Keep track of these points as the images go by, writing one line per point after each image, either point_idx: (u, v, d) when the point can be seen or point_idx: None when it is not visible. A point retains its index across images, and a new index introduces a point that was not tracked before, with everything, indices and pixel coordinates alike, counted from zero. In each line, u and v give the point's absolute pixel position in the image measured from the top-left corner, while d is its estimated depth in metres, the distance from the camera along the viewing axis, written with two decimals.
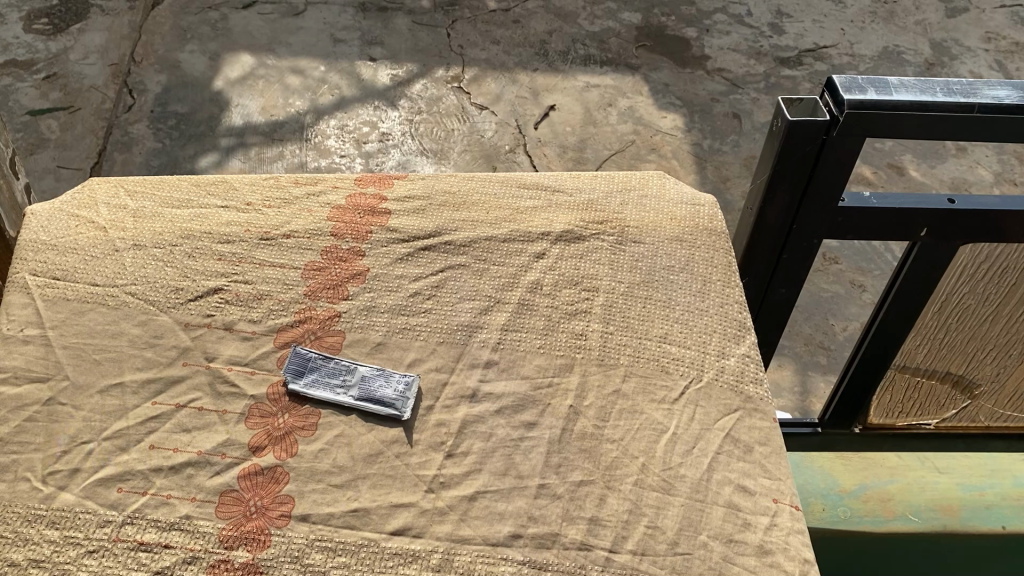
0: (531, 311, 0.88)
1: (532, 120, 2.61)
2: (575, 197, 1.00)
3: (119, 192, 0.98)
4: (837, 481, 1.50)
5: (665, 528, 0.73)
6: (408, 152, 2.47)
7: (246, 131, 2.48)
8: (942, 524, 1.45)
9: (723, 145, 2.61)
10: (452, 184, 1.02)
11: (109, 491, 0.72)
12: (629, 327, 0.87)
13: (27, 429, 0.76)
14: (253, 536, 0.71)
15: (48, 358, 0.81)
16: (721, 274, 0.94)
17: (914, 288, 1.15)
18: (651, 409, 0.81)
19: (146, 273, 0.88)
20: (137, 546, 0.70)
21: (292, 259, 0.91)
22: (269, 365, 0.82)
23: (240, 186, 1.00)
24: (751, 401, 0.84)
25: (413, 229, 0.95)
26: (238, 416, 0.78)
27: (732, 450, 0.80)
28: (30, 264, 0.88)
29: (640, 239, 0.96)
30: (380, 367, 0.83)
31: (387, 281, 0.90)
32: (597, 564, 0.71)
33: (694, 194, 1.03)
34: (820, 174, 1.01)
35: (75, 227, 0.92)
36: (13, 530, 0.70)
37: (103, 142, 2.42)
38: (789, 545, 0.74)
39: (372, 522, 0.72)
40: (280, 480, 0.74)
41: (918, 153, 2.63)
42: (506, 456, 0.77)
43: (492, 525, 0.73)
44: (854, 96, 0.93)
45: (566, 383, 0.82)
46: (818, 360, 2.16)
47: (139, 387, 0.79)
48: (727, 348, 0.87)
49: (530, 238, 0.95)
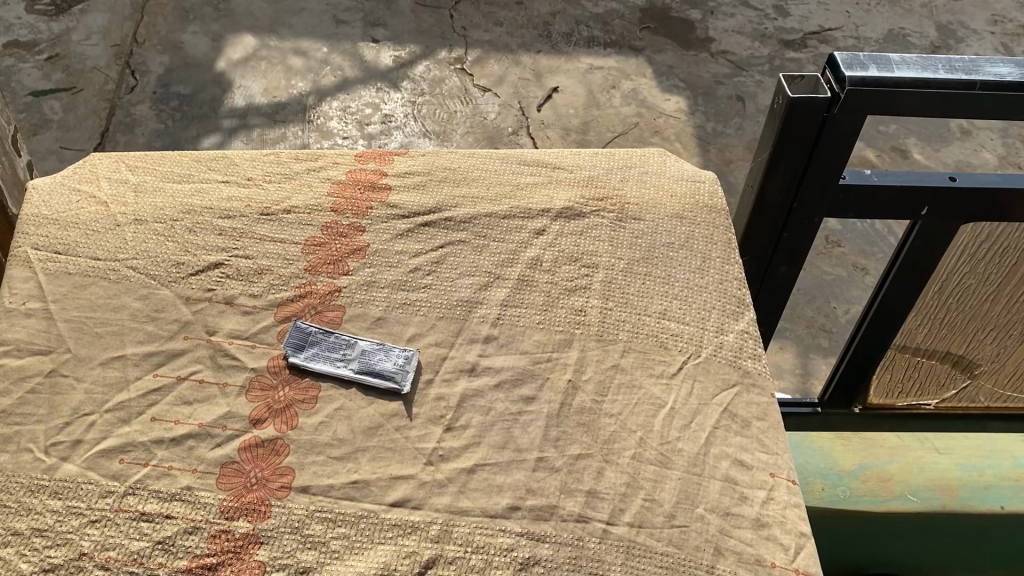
0: (530, 287, 0.88)
1: (535, 102, 2.60)
2: (576, 173, 1.00)
3: (120, 167, 0.98)
4: (837, 461, 1.49)
5: (662, 501, 0.74)
6: (410, 134, 2.47)
7: (248, 112, 2.48)
8: (942, 504, 1.45)
9: (726, 128, 2.60)
10: (453, 160, 1.02)
11: (110, 462, 0.73)
12: (628, 304, 0.87)
13: (30, 401, 0.77)
14: (253, 507, 0.72)
15: (50, 331, 0.81)
16: (721, 251, 0.94)
17: (916, 269, 1.16)
18: (649, 384, 0.82)
19: (146, 247, 0.88)
20: (139, 515, 0.71)
21: (292, 234, 0.91)
22: (269, 339, 0.82)
23: (241, 162, 1.00)
24: (750, 376, 0.84)
25: (414, 205, 0.95)
26: (239, 388, 0.79)
27: (730, 424, 0.81)
28: (31, 238, 0.88)
29: (640, 216, 0.96)
30: (380, 341, 0.83)
31: (387, 257, 0.90)
32: (594, 536, 0.72)
33: (694, 171, 1.03)
34: (821, 152, 1.01)
35: (76, 202, 0.92)
36: (16, 500, 0.71)
37: (106, 123, 2.42)
38: (786, 518, 0.76)
39: (372, 494, 0.73)
40: (281, 452, 0.75)
41: (923, 136, 2.62)
42: (504, 429, 0.78)
43: (491, 497, 0.73)
44: (855, 73, 0.93)
45: (565, 358, 0.83)
46: (820, 343, 2.16)
47: (140, 359, 0.80)
48: (726, 325, 0.88)
49: (530, 215, 0.95)
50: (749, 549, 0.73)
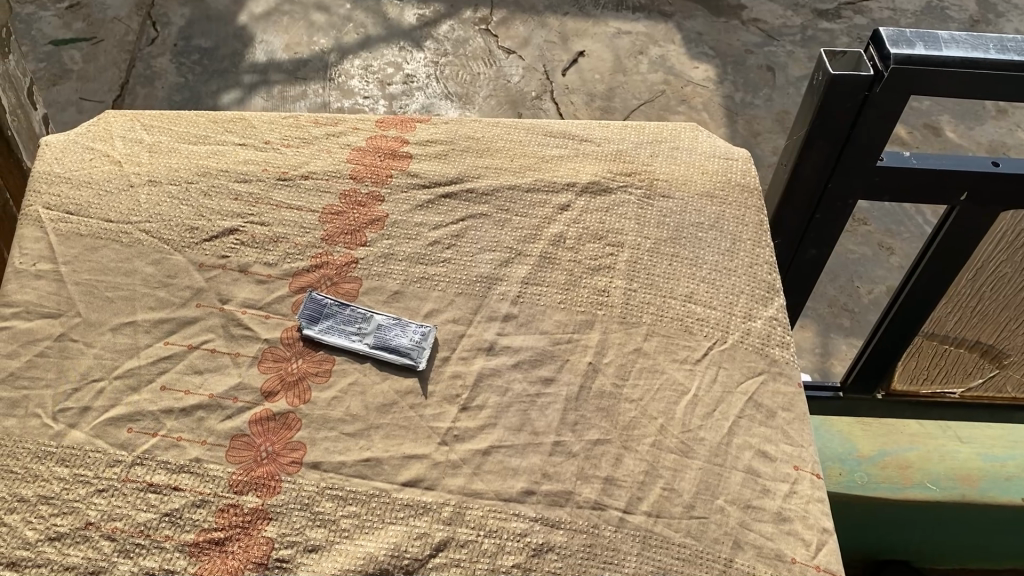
0: (553, 265, 0.85)
1: (560, 66, 2.55)
2: (604, 147, 0.97)
3: (135, 126, 0.96)
4: (856, 446, 1.45)
5: (681, 491, 0.72)
6: (432, 95, 2.42)
7: (269, 68, 2.44)
8: (961, 494, 1.41)
9: (755, 99, 2.54)
10: (476, 129, 0.98)
11: (119, 431, 0.72)
12: (653, 285, 0.84)
13: (39, 364, 0.75)
14: (263, 482, 0.70)
15: (60, 293, 0.79)
16: (752, 233, 0.90)
17: (951, 255, 1.12)
18: (672, 368, 0.79)
19: (160, 211, 0.86)
20: (146, 486, 0.70)
21: (309, 201, 0.89)
22: (283, 310, 0.80)
23: (259, 124, 0.97)
24: (778, 365, 0.81)
25: (435, 174, 0.92)
26: (252, 359, 0.77)
27: (754, 414, 0.78)
28: (42, 197, 0.86)
29: (669, 193, 0.92)
30: (396, 316, 0.81)
31: (406, 228, 0.87)
32: (611, 524, 0.70)
33: (727, 147, 0.99)
34: (860, 133, 0.97)
35: (90, 160, 0.90)
36: (23, 466, 0.70)
37: (126, 75, 2.39)
38: (808, 513, 0.74)
39: (384, 472, 0.71)
40: (292, 427, 0.74)
41: (956, 114, 2.55)
42: (521, 411, 0.76)
43: (506, 480, 0.72)
44: (901, 51, 0.88)
45: (586, 339, 0.80)
46: (841, 323, 2.13)
47: (151, 326, 0.78)
48: (754, 310, 0.84)
49: (554, 189, 0.91)
50: (769, 544, 0.71)
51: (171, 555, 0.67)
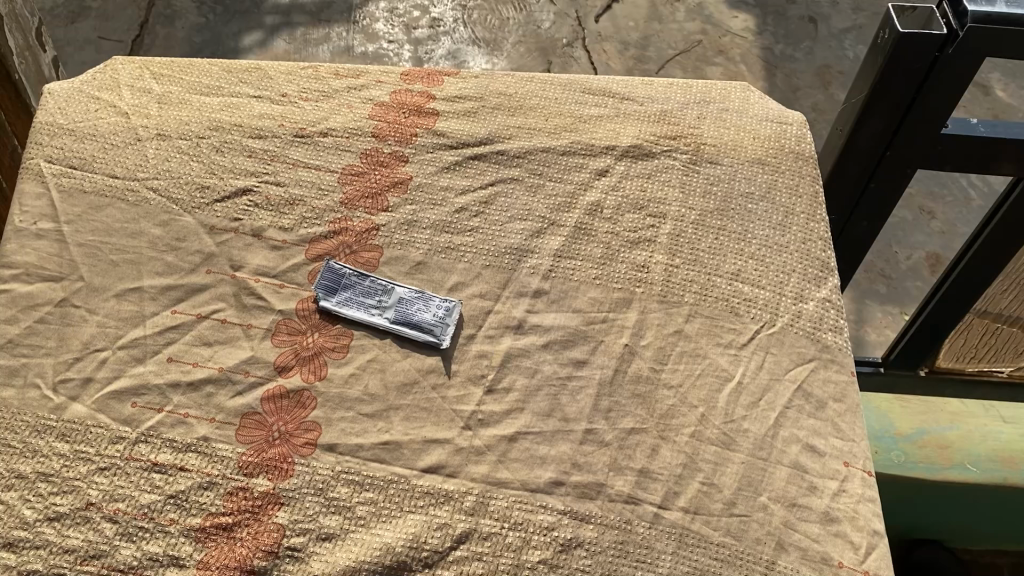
0: (588, 237, 0.79)
1: (593, 12, 2.44)
2: (646, 107, 0.90)
3: (144, 74, 0.90)
4: (893, 422, 1.39)
5: (722, 486, 0.67)
6: (459, 41, 2.32)
7: (292, 9, 2.35)
8: (1003, 477, 1.35)
9: (796, 51, 2.42)
10: (508, 84, 0.91)
11: (122, 405, 0.68)
12: (697, 262, 0.78)
13: (39, 331, 0.71)
14: (274, 464, 0.66)
15: (62, 255, 0.74)
16: (806, 206, 0.83)
17: (1014, 230, 1.04)
18: (715, 353, 0.73)
19: (169, 167, 0.80)
20: (150, 466, 0.65)
21: (328, 160, 0.83)
22: (299, 279, 0.75)
23: (276, 74, 0.91)
24: (829, 351, 0.75)
25: (463, 134, 0.86)
26: (264, 331, 0.72)
27: (803, 405, 0.72)
28: (44, 149, 0.81)
29: (717, 159, 0.85)
30: (419, 289, 0.75)
31: (431, 192, 0.81)
32: (644, 521, 0.65)
33: (781, 110, 0.91)
34: (927, 97, 0.89)
35: (95, 111, 0.84)
36: (22, 440, 0.66)
37: (145, 14, 2.31)
38: (858, 513, 0.68)
39: (404, 457, 0.67)
40: (306, 405, 0.69)
41: (1008, 71, 2.42)
42: (551, 396, 0.70)
43: (534, 469, 0.67)
44: (980, 8, 0.80)
45: (622, 319, 0.74)
46: (878, 289, 2.05)
47: (158, 293, 0.73)
48: (806, 291, 0.78)
49: (591, 152, 0.85)
50: (815, 546, 0.66)
51: (176, 540, 0.63)
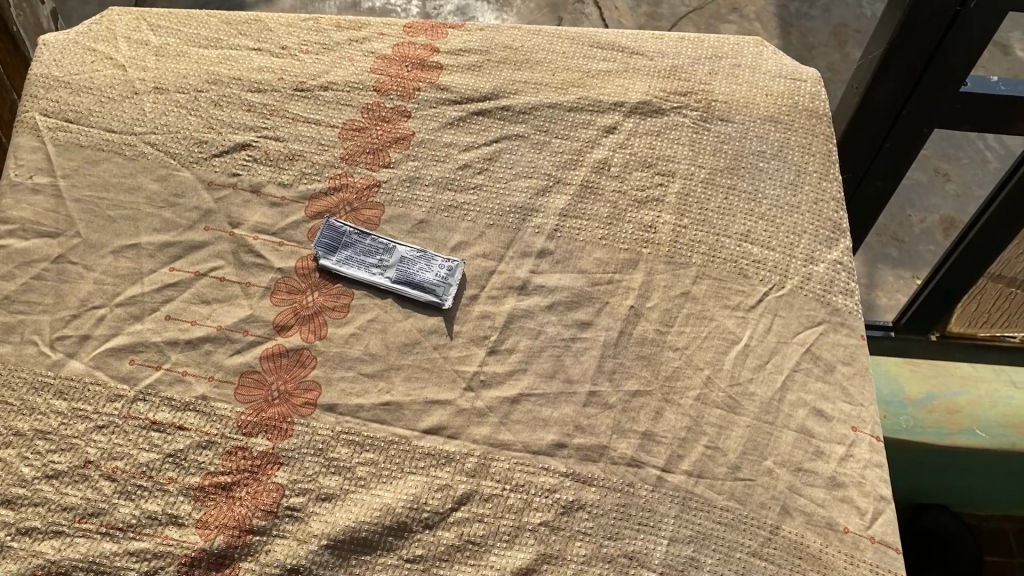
0: (594, 196, 0.77)
1: None
2: (657, 62, 0.87)
3: (141, 25, 0.88)
4: (902, 388, 1.38)
5: (727, 450, 0.66)
6: None
7: None
8: (1011, 443, 1.33)
9: (812, 9, 2.37)
10: (515, 38, 0.89)
11: (120, 363, 0.67)
12: (706, 222, 0.76)
13: (35, 287, 0.70)
14: (274, 424, 0.65)
15: (59, 211, 0.73)
16: (819, 164, 0.81)
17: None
18: (722, 316, 0.72)
19: (167, 121, 0.79)
20: (149, 424, 0.65)
21: (329, 115, 0.81)
22: (298, 237, 0.74)
23: (275, 26, 0.89)
24: (840, 314, 0.73)
25: (468, 89, 0.84)
26: (263, 290, 0.71)
27: (811, 368, 0.71)
28: (40, 102, 0.79)
29: (728, 117, 0.83)
30: (420, 248, 0.74)
31: (434, 148, 0.80)
32: (647, 483, 0.64)
33: (795, 66, 0.88)
34: (945, 53, 0.87)
35: (91, 63, 0.82)
36: (19, 398, 0.65)
37: None
38: (865, 478, 0.66)
39: (404, 418, 0.66)
40: (306, 364, 0.68)
41: None
42: (554, 357, 0.69)
43: (536, 431, 0.66)
44: None
45: (629, 280, 0.73)
46: (890, 253, 2.08)
47: (156, 250, 0.72)
48: (817, 252, 0.76)
49: (600, 109, 0.83)
50: (820, 511, 0.65)
51: (174, 499, 0.62)
